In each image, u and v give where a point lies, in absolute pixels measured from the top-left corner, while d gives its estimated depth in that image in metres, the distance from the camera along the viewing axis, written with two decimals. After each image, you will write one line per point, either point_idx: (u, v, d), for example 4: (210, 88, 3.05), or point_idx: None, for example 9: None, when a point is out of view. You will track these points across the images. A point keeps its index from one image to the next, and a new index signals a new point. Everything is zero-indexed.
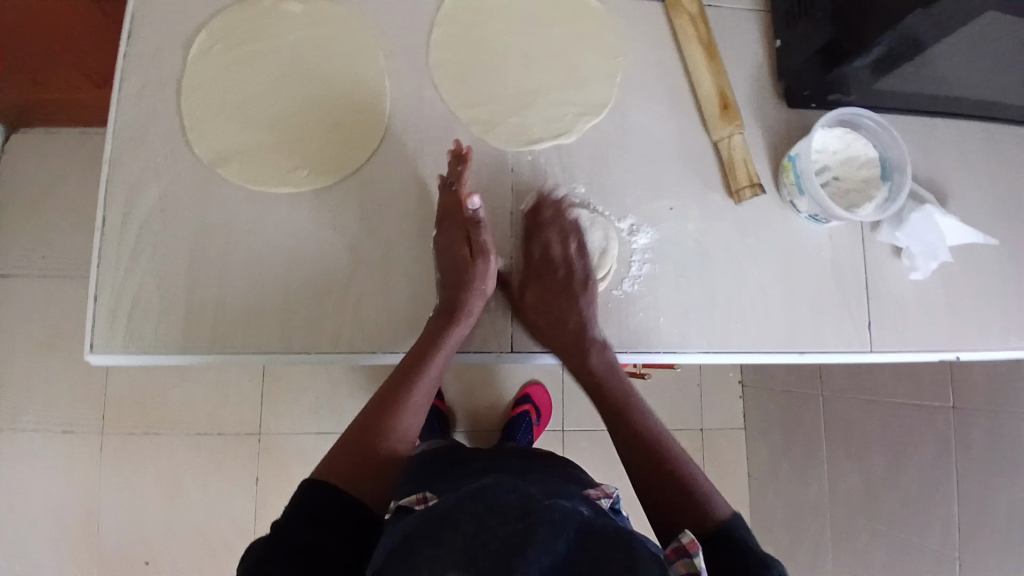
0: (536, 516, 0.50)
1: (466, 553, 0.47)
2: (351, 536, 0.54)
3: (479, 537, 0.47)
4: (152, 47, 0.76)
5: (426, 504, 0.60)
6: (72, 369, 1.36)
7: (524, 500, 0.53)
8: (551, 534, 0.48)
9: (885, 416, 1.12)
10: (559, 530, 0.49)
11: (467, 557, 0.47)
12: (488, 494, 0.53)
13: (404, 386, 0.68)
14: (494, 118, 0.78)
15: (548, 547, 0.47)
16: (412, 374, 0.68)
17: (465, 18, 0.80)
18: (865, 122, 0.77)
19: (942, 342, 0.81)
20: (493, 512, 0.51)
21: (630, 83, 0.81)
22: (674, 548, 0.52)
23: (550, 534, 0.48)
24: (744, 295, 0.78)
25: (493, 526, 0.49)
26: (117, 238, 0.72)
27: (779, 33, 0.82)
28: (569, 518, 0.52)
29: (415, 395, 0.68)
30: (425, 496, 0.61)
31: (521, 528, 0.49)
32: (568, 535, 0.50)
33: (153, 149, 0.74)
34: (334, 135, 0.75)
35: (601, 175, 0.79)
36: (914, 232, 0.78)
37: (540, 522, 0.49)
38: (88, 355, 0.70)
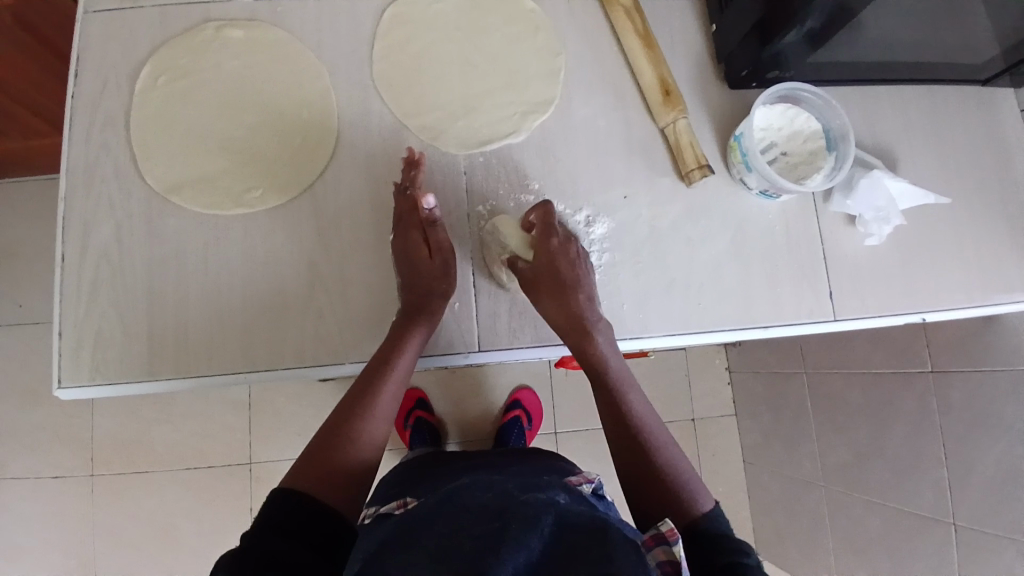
0: (510, 516, 0.51)
1: (438, 557, 0.48)
2: (326, 541, 0.56)
3: (450, 540, 0.49)
4: (97, 85, 0.77)
5: (405, 507, 0.66)
6: (55, 415, 1.35)
7: (500, 501, 0.54)
8: (524, 531, 0.49)
9: (868, 386, 1.13)
10: (533, 526, 0.50)
11: (437, 564, 0.48)
12: (463, 499, 0.55)
13: (373, 384, 0.68)
14: (443, 124, 0.79)
15: (521, 543, 0.48)
16: (379, 374, 0.68)
17: (406, 30, 0.81)
18: (804, 96, 0.79)
19: (902, 306, 0.82)
20: (467, 515, 0.52)
21: (574, 79, 0.83)
22: (652, 536, 0.53)
23: (523, 530, 0.49)
24: (703, 275, 0.79)
25: (466, 529, 0.50)
26: (76, 274, 0.72)
27: (714, 18, 0.84)
28: (544, 511, 0.52)
29: (383, 392, 0.68)
30: (405, 502, 0.67)
31: (498, 529, 0.50)
32: (543, 530, 0.50)
33: (106, 184, 0.74)
34: (285, 154, 0.76)
35: (553, 170, 0.80)
36: (863, 198, 0.79)
37: (513, 520, 0.50)
38: (57, 391, 0.71)
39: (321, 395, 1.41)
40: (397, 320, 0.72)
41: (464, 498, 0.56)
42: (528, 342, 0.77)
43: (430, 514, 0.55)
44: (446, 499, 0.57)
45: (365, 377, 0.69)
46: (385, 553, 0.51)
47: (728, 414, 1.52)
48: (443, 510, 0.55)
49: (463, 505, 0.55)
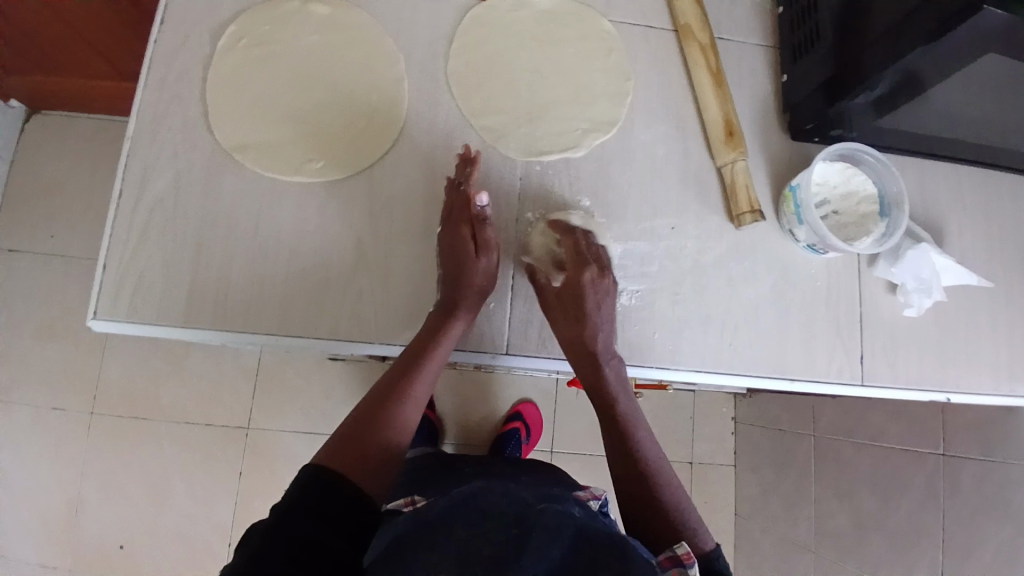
0: (532, 526, 0.55)
1: (461, 559, 0.53)
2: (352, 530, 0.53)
3: (473, 545, 0.53)
4: (180, 36, 0.79)
5: (414, 506, 0.68)
6: (68, 349, 1.37)
7: (516, 506, 0.58)
8: (546, 541, 0.54)
9: (876, 458, 1.12)
10: (554, 537, 0.54)
11: (461, 567, 0.52)
12: (479, 500, 0.59)
13: (407, 375, 0.68)
14: (506, 128, 0.81)
15: (544, 552, 0.53)
16: (412, 366, 0.69)
17: (484, 32, 0.83)
18: (865, 158, 0.79)
19: (933, 383, 0.81)
20: (486, 520, 0.56)
21: (639, 105, 0.84)
22: (669, 557, 0.55)
23: (544, 542, 0.53)
24: (739, 317, 0.80)
25: (485, 534, 0.55)
26: (129, 214, 0.74)
27: (786, 68, 0.85)
28: (564, 524, 0.56)
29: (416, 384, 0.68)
30: (414, 500, 0.69)
31: (521, 537, 0.54)
32: (563, 541, 0.55)
33: (173, 132, 0.76)
34: (350, 132, 0.78)
35: (605, 190, 0.81)
36: (908, 268, 0.80)
37: (537, 530, 0.55)
38: (90, 323, 0.72)
39: (330, 373, 1.41)
40: (432, 314, 0.72)
41: (483, 502, 0.59)
42: (555, 354, 0.77)
43: (449, 511, 0.59)
44: (464, 500, 0.60)
45: (398, 367, 0.69)
46: (409, 547, 0.56)
47: (727, 463, 1.51)
48: (464, 512, 0.58)
49: (483, 510, 0.58)
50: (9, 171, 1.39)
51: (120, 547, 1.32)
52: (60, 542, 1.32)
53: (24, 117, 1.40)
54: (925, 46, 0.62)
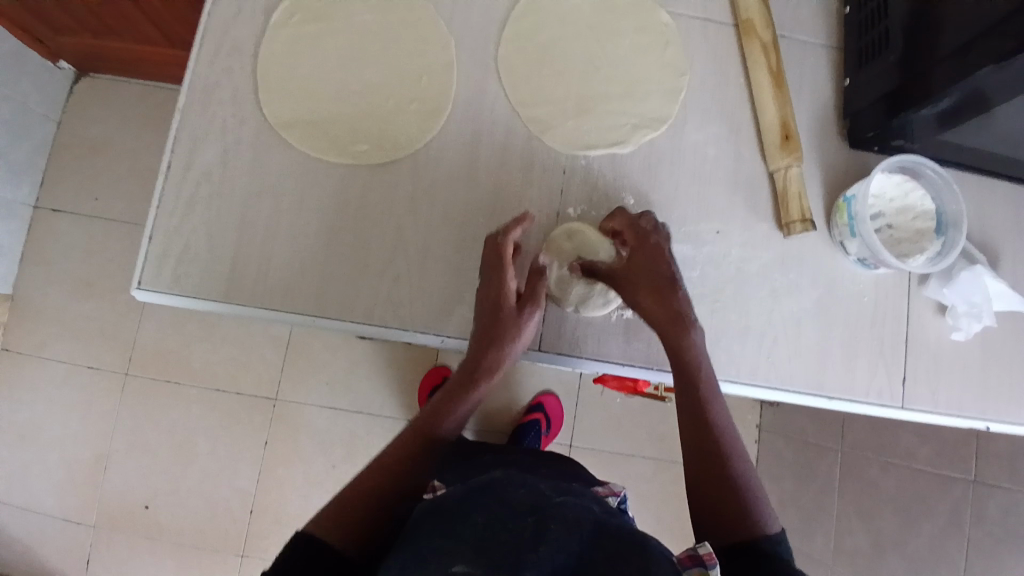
0: (551, 516, 0.55)
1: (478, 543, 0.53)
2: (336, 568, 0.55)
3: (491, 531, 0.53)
4: (234, 8, 0.79)
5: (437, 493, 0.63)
6: (105, 309, 1.40)
7: (536, 498, 0.59)
8: (564, 532, 0.54)
9: (904, 479, 1.09)
10: (573, 529, 0.55)
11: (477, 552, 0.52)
12: (501, 490, 0.59)
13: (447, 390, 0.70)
14: (553, 120, 0.79)
15: (562, 543, 0.53)
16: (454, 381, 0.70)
17: (538, 20, 0.81)
18: (925, 172, 0.76)
19: (976, 410, 0.78)
20: (505, 507, 0.57)
21: (692, 104, 0.81)
22: (690, 556, 0.55)
23: (563, 532, 0.54)
24: (780, 329, 0.78)
25: (504, 522, 0.55)
26: (176, 185, 0.74)
27: (849, 72, 0.82)
28: (583, 516, 0.57)
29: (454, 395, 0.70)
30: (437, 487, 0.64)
31: (538, 527, 0.54)
32: (583, 534, 0.55)
33: (223, 105, 0.76)
34: (397, 115, 0.77)
35: (650, 189, 0.79)
36: (960, 290, 0.76)
37: (554, 520, 0.55)
38: (134, 290, 0.73)
39: (355, 351, 1.43)
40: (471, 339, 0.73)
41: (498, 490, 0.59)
42: (588, 354, 0.76)
43: (470, 498, 0.59)
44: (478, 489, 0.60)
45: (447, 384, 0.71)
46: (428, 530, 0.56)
47: None
48: (480, 500, 0.58)
49: (498, 499, 0.58)
50: (56, 130, 1.42)
51: (145, 504, 1.36)
52: (89, 495, 1.36)
53: (73, 78, 1.42)
54: (994, 66, 0.60)
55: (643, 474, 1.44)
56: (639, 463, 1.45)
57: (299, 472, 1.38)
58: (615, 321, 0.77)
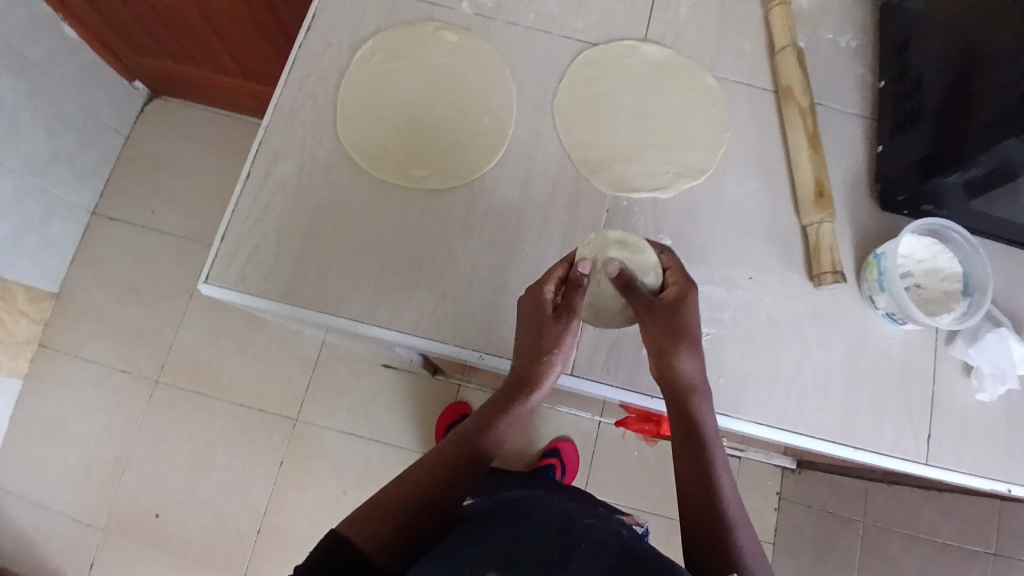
0: (579, 538, 0.57)
1: (506, 557, 0.56)
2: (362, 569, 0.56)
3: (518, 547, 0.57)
4: (322, 44, 0.88)
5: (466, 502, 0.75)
6: (147, 316, 1.46)
7: (563, 517, 0.61)
8: (592, 552, 0.56)
9: (927, 554, 1.07)
10: (601, 550, 0.56)
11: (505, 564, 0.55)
12: (530, 507, 0.62)
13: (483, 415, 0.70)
14: (601, 162, 0.85)
15: (590, 562, 0.54)
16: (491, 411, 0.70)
17: (594, 74, 0.89)
18: (953, 236, 0.80)
19: (1000, 473, 0.79)
20: (533, 526, 0.60)
21: (731, 159, 0.87)
22: None
23: (590, 553, 0.55)
24: (807, 376, 0.80)
25: (531, 540, 0.58)
26: (251, 194, 0.81)
27: (882, 140, 0.87)
28: (610, 537, 0.58)
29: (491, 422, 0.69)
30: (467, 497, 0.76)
31: (568, 548, 0.56)
32: (611, 554, 0.56)
33: (303, 125, 0.84)
34: (459, 146, 0.84)
35: (688, 233, 0.84)
36: (986, 352, 0.79)
37: (582, 542, 0.57)
38: (201, 284, 0.78)
39: (379, 378, 1.46)
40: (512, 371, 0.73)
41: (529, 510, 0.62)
42: (619, 383, 0.79)
43: (500, 514, 0.63)
44: (508, 506, 0.64)
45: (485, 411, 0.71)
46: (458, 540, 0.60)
47: (764, 539, 1.45)
48: (510, 517, 0.61)
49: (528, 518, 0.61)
50: (124, 144, 1.53)
51: (157, 513, 1.37)
52: (103, 498, 1.37)
53: (146, 99, 1.55)
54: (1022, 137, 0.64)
55: (656, 531, 1.42)
56: (652, 519, 1.43)
57: (311, 495, 1.39)
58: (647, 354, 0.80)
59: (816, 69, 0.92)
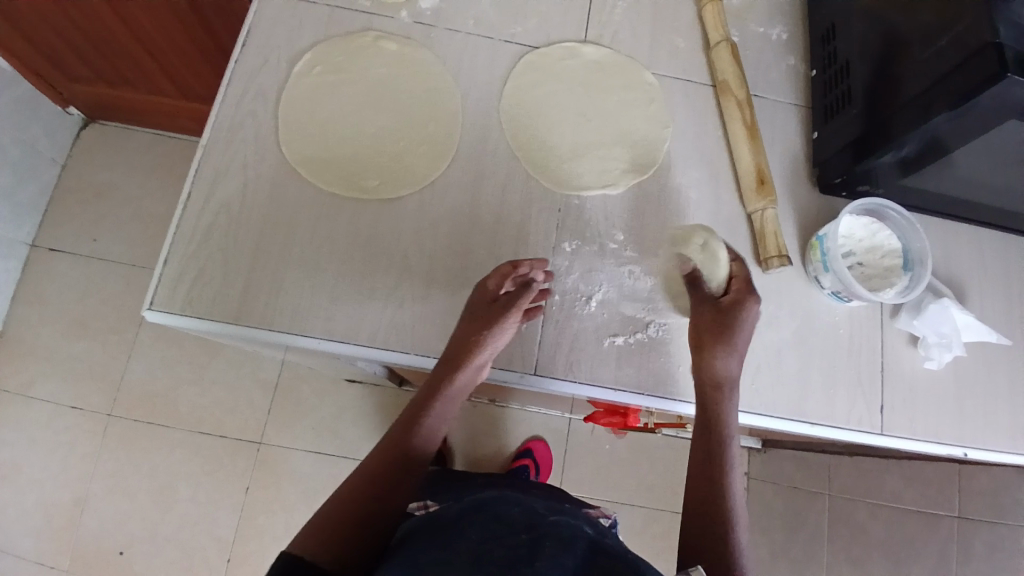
0: (546, 535, 0.59)
1: (474, 555, 0.57)
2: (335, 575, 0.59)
3: (485, 543, 0.58)
4: (259, 59, 0.86)
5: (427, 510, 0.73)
6: (96, 349, 1.41)
7: (529, 514, 0.64)
8: (559, 549, 0.57)
9: (891, 520, 1.11)
10: (568, 547, 0.58)
11: (473, 562, 0.56)
12: (496, 506, 0.65)
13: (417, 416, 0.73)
14: (549, 163, 0.86)
15: (557, 559, 0.56)
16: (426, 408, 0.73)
17: (536, 76, 0.90)
18: (890, 214, 0.83)
19: (952, 437, 0.82)
20: (500, 522, 0.62)
21: (675, 152, 0.89)
22: None
23: (558, 550, 0.57)
24: (762, 357, 0.82)
25: (499, 536, 0.59)
26: (193, 215, 0.79)
27: (816, 127, 0.91)
28: (576, 536, 0.60)
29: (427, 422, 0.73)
30: (426, 504, 0.75)
31: (535, 545, 0.57)
32: (577, 552, 0.58)
33: (243, 143, 0.82)
34: (406, 154, 0.84)
35: (638, 226, 0.85)
36: (930, 321, 0.82)
37: (550, 539, 0.58)
38: (145, 312, 0.76)
39: (346, 394, 1.44)
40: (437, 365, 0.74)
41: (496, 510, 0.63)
42: (581, 378, 0.79)
43: (465, 513, 0.65)
44: (477, 509, 0.65)
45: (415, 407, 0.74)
46: (425, 539, 0.62)
47: None
48: (477, 519, 0.62)
49: (496, 517, 0.62)
50: (62, 173, 1.47)
51: (121, 552, 1.32)
52: (62, 542, 1.31)
53: (82, 125, 1.49)
54: (951, 112, 0.67)
55: (633, 523, 1.43)
56: (628, 510, 1.44)
57: (282, 518, 1.35)
58: (608, 347, 0.80)
59: (749, 61, 0.95)
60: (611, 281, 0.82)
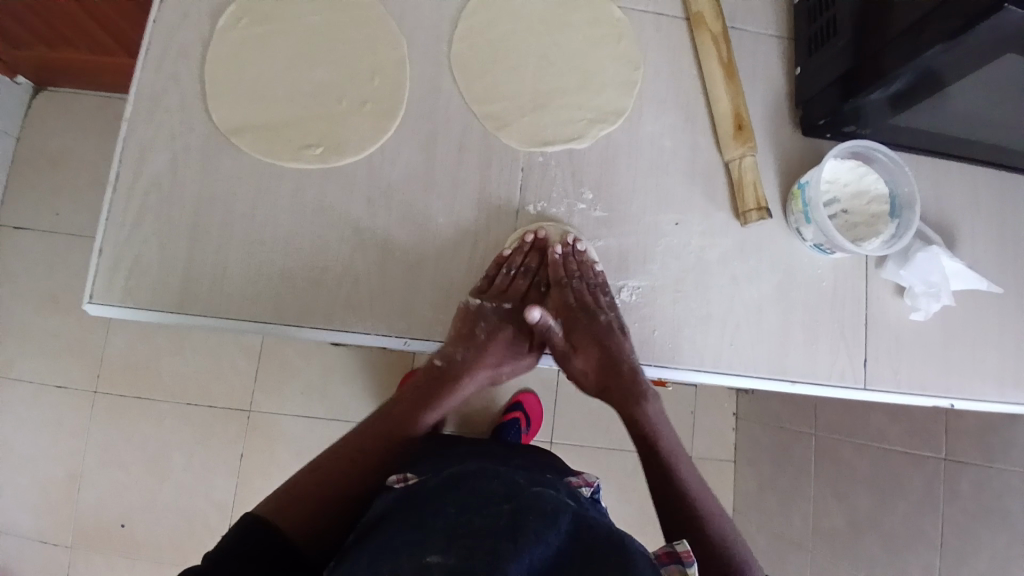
0: (528, 507, 0.54)
1: (448, 533, 0.52)
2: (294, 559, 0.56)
3: (461, 519, 0.53)
4: (180, 15, 0.78)
5: (406, 482, 0.65)
6: (70, 326, 1.37)
7: (510, 487, 0.59)
8: (544, 524, 0.53)
9: (876, 459, 1.11)
10: (554, 522, 0.54)
11: (449, 539, 0.51)
12: (474, 482, 0.59)
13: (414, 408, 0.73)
14: (509, 117, 0.79)
15: (543, 535, 0.51)
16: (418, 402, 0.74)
17: (489, 17, 0.81)
18: (878, 155, 0.77)
19: (939, 388, 0.80)
20: (478, 497, 0.57)
21: (647, 96, 0.82)
22: (667, 552, 0.55)
23: (543, 525, 0.52)
24: (740, 316, 0.78)
25: (477, 510, 0.54)
26: (124, 196, 0.73)
27: (800, 61, 0.83)
28: (561, 509, 0.56)
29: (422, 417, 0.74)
30: (406, 477, 0.65)
31: (517, 517, 0.53)
32: (562, 528, 0.54)
33: (171, 113, 0.75)
34: (349, 116, 0.76)
35: (608, 181, 0.79)
36: (918, 270, 0.78)
37: (533, 512, 0.54)
38: (85, 303, 0.72)
39: (330, 357, 1.41)
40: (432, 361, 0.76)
41: (473, 485, 0.59)
42: None
43: (439, 493, 0.60)
44: (454, 484, 0.60)
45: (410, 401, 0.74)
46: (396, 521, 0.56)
47: (727, 458, 1.49)
48: (453, 495, 0.58)
49: (474, 494, 0.57)
50: (16, 146, 1.38)
51: (121, 523, 1.33)
52: (62, 517, 1.33)
53: (31, 92, 1.39)
54: (944, 45, 0.60)
55: (624, 466, 1.45)
56: (619, 456, 1.45)
57: (276, 482, 1.36)
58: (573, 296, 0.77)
59: None
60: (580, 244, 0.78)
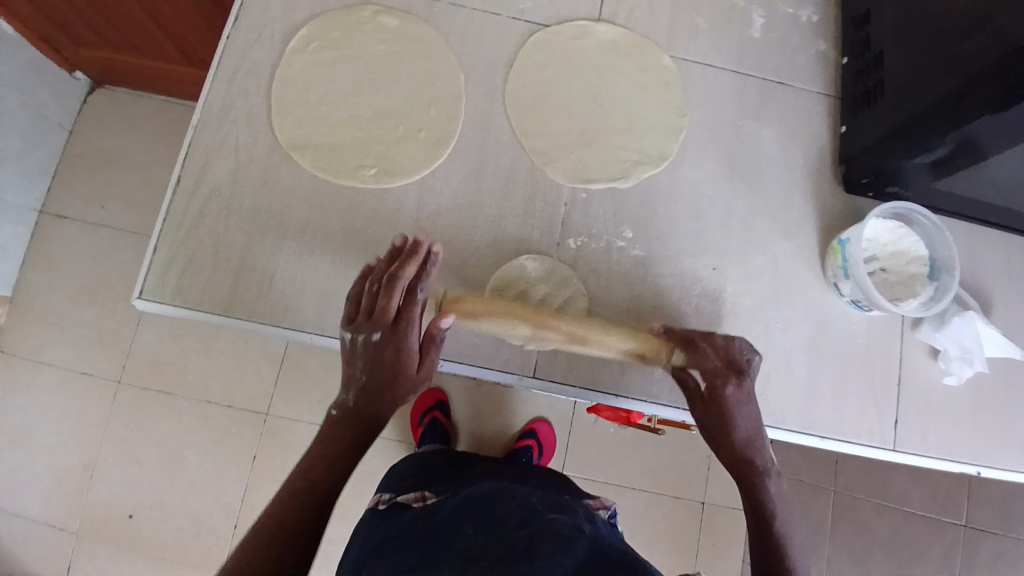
0: (543, 533, 0.54)
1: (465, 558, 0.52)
2: None
3: (479, 542, 0.53)
4: (253, 33, 0.82)
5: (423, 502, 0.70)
6: (104, 317, 1.41)
7: (526, 511, 0.58)
8: (557, 547, 0.52)
9: None
10: (567, 547, 0.53)
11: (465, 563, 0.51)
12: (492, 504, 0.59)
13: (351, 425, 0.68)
14: (556, 152, 0.81)
15: (556, 559, 0.51)
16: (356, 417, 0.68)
17: (544, 57, 0.84)
18: (919, 218, 0.77)
19: (968, 456, 0.79)
20: (496, 520, 0.56)
21: (692, 141, 0.84)
22: None
23: (556, 550, 0.52)
24: (771, 363, 0.78)
25: (495, 533, 0.54)
26: (183, 199, 0.76)
27: (846, 119, 0.84)
28: (576, 536, 0.55)
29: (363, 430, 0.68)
30: (423, 496, 0.71)
31: (531, 542, 0.52)
32: (578, 552, 0.53)
33: (237, 124, 0.79)
34: (404, 140, 0.79)
35: (649, 221, 0.81)
36: (953, 334, 0.78)
37: (547, 536, 0.53)
38: (135, 299, 0.74)
39: None
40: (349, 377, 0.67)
41: (488, 506, 0.59)
42: (584, 384, 0.76)
43: (458, 514, 0.60)
44: (470, 504, 0.61)
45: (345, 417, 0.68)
46: (417, 545, 0.57)
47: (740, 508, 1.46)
48: (473, 517, 0.58)
49: (492, 513, 0.57)
50: (69, 139, 1.44)
51: (130, 515, 1.34)
52: (72, 504, 1.34)
53: (89, 88, 1.45)
54: (990, 115, 0.62)
55: (634, 506, 1.42)
56: (630, 494, 1.43)
57: None
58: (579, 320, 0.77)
59: (777, 44, 0.88)
60: (614, 282, 0.79)
